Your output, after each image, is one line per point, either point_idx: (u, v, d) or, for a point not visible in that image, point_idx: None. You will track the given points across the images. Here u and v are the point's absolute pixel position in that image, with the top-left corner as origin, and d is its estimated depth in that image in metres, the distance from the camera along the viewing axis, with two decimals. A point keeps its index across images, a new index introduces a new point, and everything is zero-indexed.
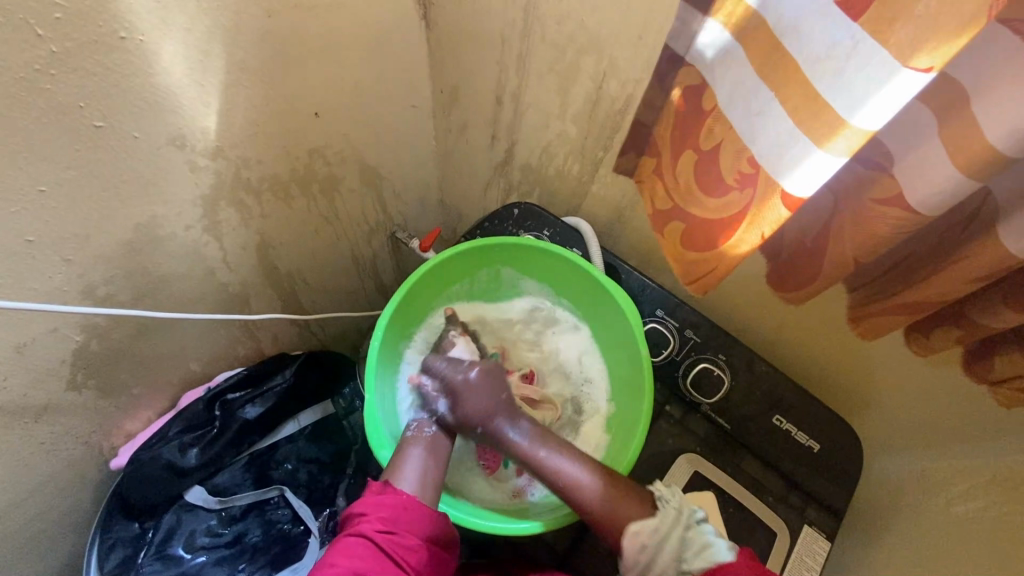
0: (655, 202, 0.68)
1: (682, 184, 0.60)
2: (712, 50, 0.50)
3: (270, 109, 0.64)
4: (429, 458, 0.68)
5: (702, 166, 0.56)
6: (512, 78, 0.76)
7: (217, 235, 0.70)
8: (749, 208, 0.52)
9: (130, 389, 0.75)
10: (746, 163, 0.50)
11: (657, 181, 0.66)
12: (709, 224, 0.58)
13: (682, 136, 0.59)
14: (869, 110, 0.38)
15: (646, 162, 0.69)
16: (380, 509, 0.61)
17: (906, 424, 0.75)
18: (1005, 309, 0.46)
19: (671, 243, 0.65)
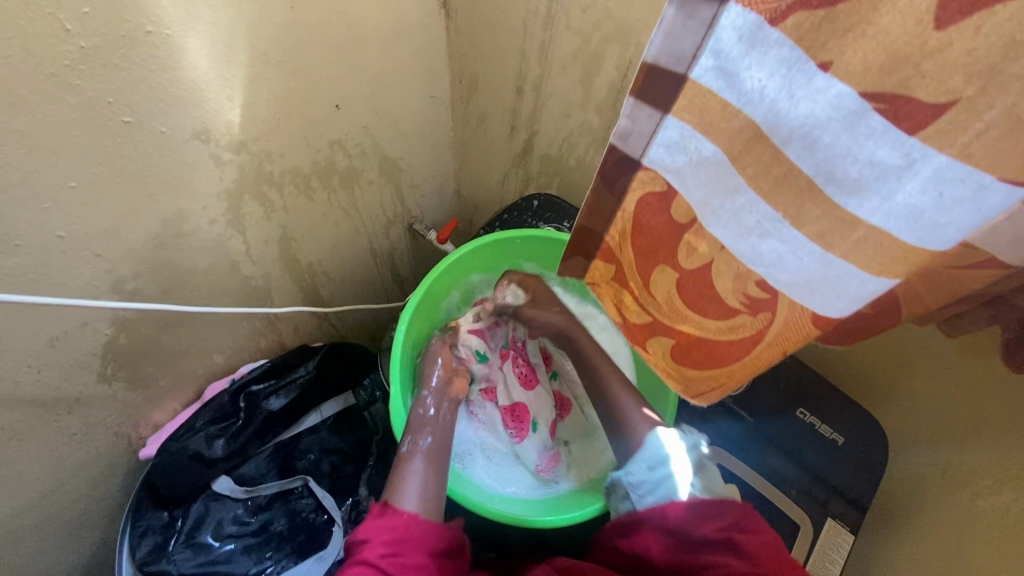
0: (627, 315, 0.51)
1: (660, 299, 0.47)
2: (667, 146, 0.37)
3: (292, 102, 0.64)
4: (429, 470, 0.63)
5: (689, 286, 0.44)
6: (534, 68, 0.75)
7: (240, 228, 0.71)
8: (760, 335, 0.41)
9: (157, 381, 0.76)
10: (753, 287, 0.39)
11: (618, 286, 0.50)
12: (705, 345, 0.46)
13: (652, 240, 0.44)
14: (954, 232, 0.29)
15: (596, 265, 0.50)
16: (383, 532, 0.54)
17: (934, 417, 0.74)
18: None
19: (663, 362, 0.51)
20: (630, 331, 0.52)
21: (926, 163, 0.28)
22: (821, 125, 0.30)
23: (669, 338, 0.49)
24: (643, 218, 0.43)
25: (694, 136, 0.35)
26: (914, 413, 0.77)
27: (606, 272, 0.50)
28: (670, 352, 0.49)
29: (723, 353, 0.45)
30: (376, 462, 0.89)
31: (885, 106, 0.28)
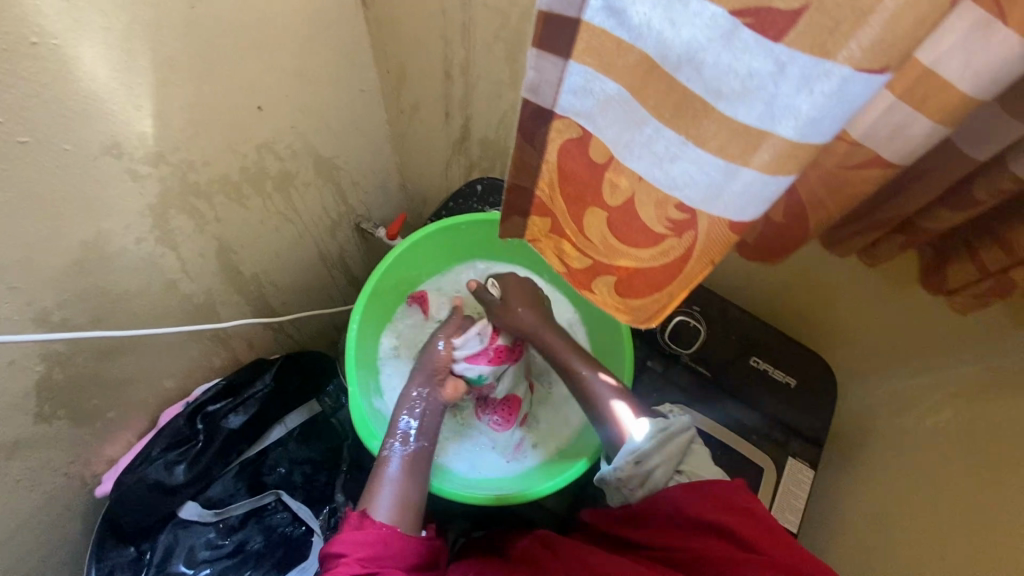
0: (569, 262, 0.53)
1: (597, 241, 0.47)
2: (574, 92, 0.38)
3: (209, 107, 0.61)
4: (408, 479, 0.63)
5: (617, 222, 0.44)
6: (459, 51, 0.75)
7: (172, 244, 0.68)
8: (689, 253, 0.42)
9: (104, 413, 0.73)
10: (675, 210, 0.40)
11: (555, 238, 0.52)
12: (643, 272, 0.46)
13: (578, 185, 0.45)
14: (830, 125, 0.30)
15: (533, 221, 0.53)
16: (359, 548, 0.55)
17: (874, 350, 0.79)
18: (948, 211, 0.47)
19: (610, 299, 0.52)
20: (573, 276, 0.54)
21: (796, 63, 0.28)
22: (704, 48, 0.30)
23: (609, 275, 0.50)
24: (566, 165, 0.45)
25: (594, 75, 0.36)
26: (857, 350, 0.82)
27: (541, 227, 0.52)
28: (615, 288, 0.51)
29: (660, 275, 0.45)
30: (348, 467, 0.88)
31: (753, 20, 0.28)
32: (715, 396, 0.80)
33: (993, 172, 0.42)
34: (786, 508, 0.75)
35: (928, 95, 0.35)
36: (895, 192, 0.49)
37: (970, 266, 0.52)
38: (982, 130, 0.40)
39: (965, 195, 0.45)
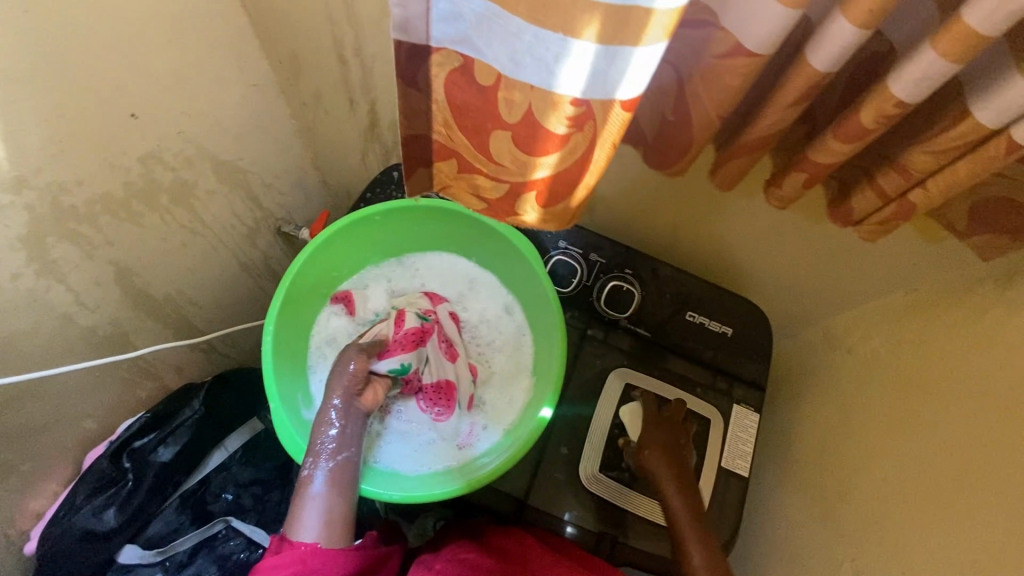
0: (486, 194, 0.54)
1: (506, 164, 0.48)
2: (445, 19, 0.38)
3: (71, 121, 0.56)
4: (334, 491, 0.58)
5: (522, 139, 0.44)
6: (348, 32, 0.71)
7: (59, 275, 0.62)
8: (591, 142, 0.43)
9: (18, 467, 0.68)
10: (568, 107, 0.39)
11: (467, 174, 0.52)
12: (555, 177, 0.48)
13: (472, 113, 0.45)
14: None
15: (438, 167, 0.53)
16: (277, 571, 0.52)
17: (801, 289, 0.82)
18: (835, 142, 0.48)
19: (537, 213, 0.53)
20: (497, 211, 0.55)
21: None
22: None
23: (529, 191, 0.51)
24: (455, 97, 0.44)
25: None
26: (786, 291, 0.84)
27: (448, 169, 0.52)
28: (539, 202, 0.51)
29: (572, 173, 0.47)
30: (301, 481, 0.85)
31: None
32: (656, 354, 0.81)
33: (877, 95, 0.43)
34: (735, 453, 0.77)
35: None
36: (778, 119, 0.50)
37: (869, 193, 0.53)
38: (832, 44, 0.41)
39: (848, 121, 0.46)
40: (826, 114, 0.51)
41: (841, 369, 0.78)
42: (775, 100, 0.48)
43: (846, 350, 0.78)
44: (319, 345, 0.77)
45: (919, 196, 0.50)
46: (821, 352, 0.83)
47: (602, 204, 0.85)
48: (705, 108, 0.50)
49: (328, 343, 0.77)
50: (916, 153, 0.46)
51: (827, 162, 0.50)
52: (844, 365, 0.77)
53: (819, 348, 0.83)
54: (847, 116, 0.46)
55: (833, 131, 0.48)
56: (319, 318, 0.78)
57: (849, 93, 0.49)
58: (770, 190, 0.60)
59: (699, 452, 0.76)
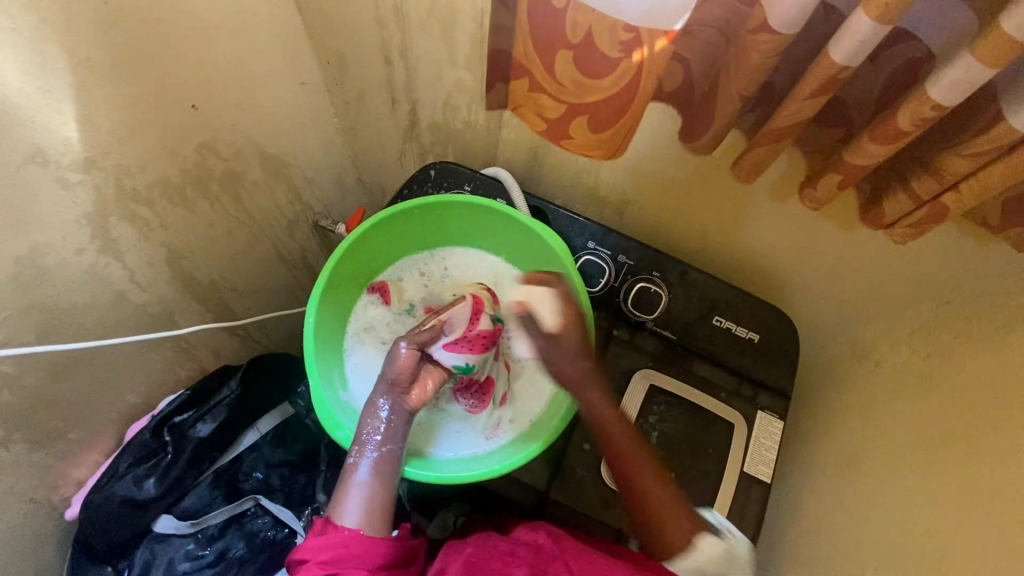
0: (547, 115, 0.66)
1: (566, 82, 0.60)
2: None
3: (139, 108, 0.60)
4: (376, 480, 0.65)
5: (584, 58, 0.56)
6: (395, 34, 0.74)
7: (117, 253, 0.66)
8: (638, 73, 0.54)
9: (65, 434, 0.71)
10: (623, 32, 0.51)
11: (535, 95, 0.65)
12: (606, 100, 0.58)
13: (546, 35, 0.57)
14: None
15: (516, 84, 0.67)
16: (319, 553, 0.60)
17: (829, 298, 0.82)
18: (870, 144, 0.50)
19: (584, 138, 0.65)
20: (552, 128, 0.67)
21: None
22: None
23: (581, 115, 0.62)
24: (533, 22, 0.57)
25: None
26: (814, 300, 0.84)
27: (521, 88, 0.66)
28: (588, 126, 0.63)
29: (620, 100, 0.57)
30: (328, 465, 0.88)
31: None
32: (681, 357, 0.82)
33: (913, 99, 0.44)
34: (759, 460, 0.76)
35: None
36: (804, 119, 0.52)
37: (903, 198, 0.54)
38: (861, 41, 0.42)
39: (882, 123, 0.48)
40: (861, 117, 0.52)
41: (869, 381, 0.77)
42: (813, 103, 0.49)
43: (873, 362, 0.78)
44: (356, 331, 0.80)
45: (952, 200, 0.50)
46: (847, 365, 0.82)
47: (632, 207, 0.86)
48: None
49: (365, 330, 0.80)
50: (951, 157, 0.47)
51: (860, 163, 0.52)
52: (872, 377, 0.77)
53: (846, 360, 0.83)
54: (883, 118, 0.48)
55: (867, 133, 0.50)
56: (357, 307, 0.81)
57: (886, 95, 0.50)
58: (804, 191, 0.62)
59: (723, 457, 0.76)
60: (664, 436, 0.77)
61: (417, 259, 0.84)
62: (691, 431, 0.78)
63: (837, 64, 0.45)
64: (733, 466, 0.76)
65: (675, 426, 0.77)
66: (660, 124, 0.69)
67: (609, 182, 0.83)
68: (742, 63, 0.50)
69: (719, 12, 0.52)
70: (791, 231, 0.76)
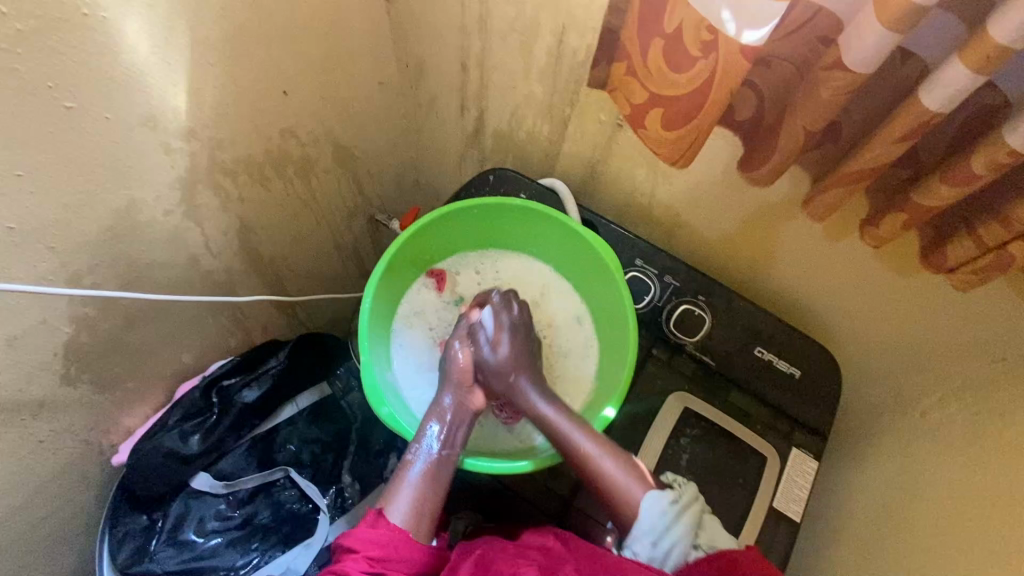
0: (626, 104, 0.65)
1: (653, 67, 0.58)
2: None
3: (240, 87, 0.65)
4: (427, 484, 0.65)
5: (670, 47, 0.55)
6: (476, 42, 0.79)
7: (197, 219, 0.71)
8: (711, 79, 0.53)
9: (124, 383, 0.75)
10: (707, 32, 0.51)
11: (627, 78, 0.63)
12: (679, 101, 0.57)
13: (649, 22, 0.56)
14: None
15: (619, 64, 0.64)
16: (369, 547, 0.58)
17: (876, 342, 0.81)
18: (941, 185, 0.50)
19: (656, 132, 0.62)
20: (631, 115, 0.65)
21: None
22: None
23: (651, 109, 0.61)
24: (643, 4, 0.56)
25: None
26: (860, 342, 0.83)
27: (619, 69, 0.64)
28: (659, 122, 0.61)
29: (689, 104, 0.57)
30: (356, 449, 0.92)
31: None
32: (718, 384, 0.81)
33: (989, 143, 0.45)
34: (789, 498, 0.74)
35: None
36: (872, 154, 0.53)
37: (969, 243, 0.54)
38: (948, 86, 0.43)
39: (955, 166, 0.48)
40: (931, 159, 0.53)
41: (911, 432, 0.75)
42: (887, 137, 0.50)
43: (918, 414, 0.75)
44: (407, 315, 0.84)
45: (1019, 249, 0.50)
46: (891, 414, 0.80)
47: (682, 230, 0.88)
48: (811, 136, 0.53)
49: (414, 315, 0.84)
50: (1022, 208, 0.47)
51: (928, 204, 0.52)
52: (914, 429, 0.75)
53: (889, 409, 0.81)
54: (955, 160, 0.48)
55: (939, 175, 0.50)
56: (411, 292, 0.85)
57: (958, 140, 0.50)
58: (865, 229, 0.63)
59: (752, 490, 0.75)
60: (694, 461, 0.76)
61: (470, 259, 0.88)
62: (721, 459, 0.76)
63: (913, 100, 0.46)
64: (762, 500, 0.74)
65: (705, 451, 0.77)
66: (722, 150, 0.71)
67: (663, 203, 0.84)
68: (815, 96, 0.51)
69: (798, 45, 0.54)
70: (844, 270, 0.75)
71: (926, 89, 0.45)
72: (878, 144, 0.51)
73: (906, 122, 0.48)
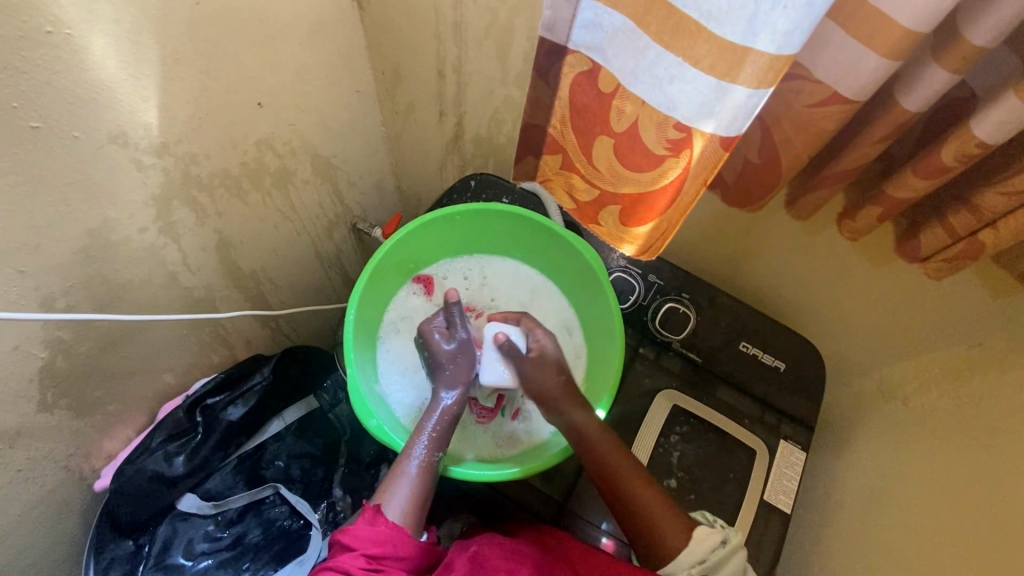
0: (579, 193, 0.69)
1: (607, 166, 0.61)
2: (585, 27, 0.51)
3: (213, 101, 0.64)
4: (424, 481, 0.65)
5: (623, 146, 0.57)
6: (451, 49, 0.78)
7: (174, 236, 0.69)
8: (686, 175, 0.55)
9: (104, 407, 0.73)
10: (674, 131, 0.51)
11: (567, 172, 0.68)
12: (645, 195, 0.60)
13: (586, 123, 0.59)
14: (798, 36, 0.39)
15: (546, 159, 0.70)
16: (366, 543, 0.59)
17: (856, 332, 0.82)
18: (913, 178, 0.51)
19: (617, 224, 0.67)
20: (584, 210, 0.70)
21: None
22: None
23: (615, 205, 0.65)
24: (577, 98, 0.58)
25: (603, 12, 0.49)
26: (841, 332, 0.84)
27: (554, 163, 0.69)
28: (620, 217, 0.66)
29: (657, 197, 0.59)
30: (346, 461, 0.91)
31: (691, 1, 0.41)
32: (706, 380, 0.82)
33: (958, 135, 0.46)
34: (780, 490, 0.75)
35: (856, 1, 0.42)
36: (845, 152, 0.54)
37: (940, 230, 0.55)
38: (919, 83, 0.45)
39: (926, 159, 0.49)
40: (903, 153, 0.54)
41: (894, 419, 0.77)
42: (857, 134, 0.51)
43: (900, 402, 0.77)
44: (394, 320, 0.83)
45: (988, 236, 0.51)
46: (873, 402, 0.82)
47: None
48: (785, 129, 0.54)
49: (401, 321, 0.84)
50: (989, 194, 0.49)
51: (903, 196, 0.54)
52: (897, 415, 0.77)
53: (871, 397, 0.83)
54: (925, 154, 0.49)
55: (910, 169, 0.51)
56: (397, 298, 0.84)
57: (925, 136, 0.52)
58: (843, 221, 0.64)
59: (743, 484, 0.75)
60: (685, 458, 0.77)
61: (458, 265, 0.88)
62: (712, 455, 0.77)
63: None
64: (752, 493, 0.75)
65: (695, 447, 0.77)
66: None
67: None
68: (787, 96, 0.52)
69: None
70: (823, 264, 0.76)
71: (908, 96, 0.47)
72: (861, 150, 0.53)
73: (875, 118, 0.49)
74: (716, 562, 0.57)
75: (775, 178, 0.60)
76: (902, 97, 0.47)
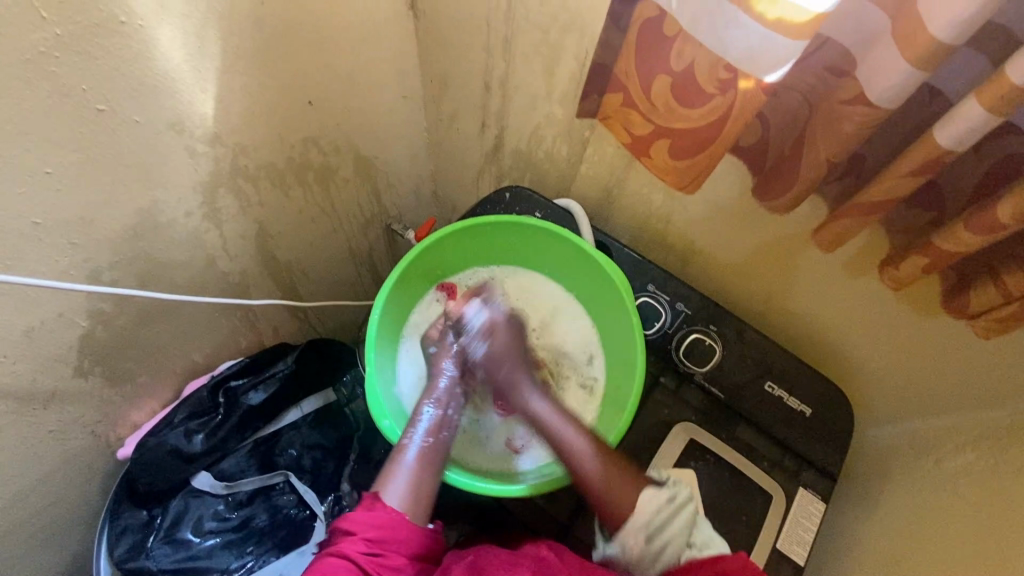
0: (634, 130, 0.65)
1: (660, 106, 0.59)
2: None
3: (264, 96, 0.66)
4: (424, 466, 0.65)
5: (680, 87, 0.55)
6: (499, 63, 0.80)
7: (216, 222, 0.72)
8: (728, 114, 0.53)
9: (135, 378, 0.76)
10: (722, 71, 0.51)
11: (625, 110, 0.64)
12: (693, 132, 0.58)
13: (647, 62, 0.57)
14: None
15: (608, 98, 0.66)
16: (368, 530, 0.60)
17: (889, 384, 0.79)
18: (964, 232, 0.49)
19: (663, 162, 0.64)
20: (638, 146, 0.66)
21: None
22: None
23: (664, 139, 0.62)
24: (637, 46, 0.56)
25: None
26: (873, 383, 0.81)
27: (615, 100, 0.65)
28: (669, 154, 0.63)
29: (702, 135, 0.57)
30: (356, 457, 0.90)
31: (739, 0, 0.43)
32: (726, 417, 0.79)
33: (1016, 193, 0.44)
34: (795, 541, 0.72)
35: (914, 41, 0.41)
36: (892, 194, 0.51)
37: (993, 289, 0.53)
38: (975, 130, 0.42)
39: (979, 215, 0.47)
40: (956, 203, 0.52)
41: (926, 479, 0.73)
42: (905, 177, 0.49)
43: (933, 462, 0.73)
44: (417, 324, 0.84)
45: None
46: (904, 459, 0.78)
47: (697, 257, 0.87)
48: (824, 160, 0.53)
49: (424, 326, 0.84)
50: None
51: (951, 248, 0.51)
52: (928, 476, 0.73)
53: (902, 454, 0.79)
54: (981, 208, 0.47)
55: (961, 221, 0.49)
56: (420, 304, 0.85)
57: (980, 189, 0.50)
58: (885, 267, 0.62)
59: (756, 529, 0.72)
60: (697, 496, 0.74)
61: (483, 279, 0.88)
62: (726, 494, 0.74)
63: (940, 145, 0.45)
64: (765, 539, 0.72)
65: (709, 484, 0.75)
66: (740, 182, 0.70)
67: (678, 229, 0.84)
68: (837, 132, 0.50)
69: (809, 81, 0.54)
70: (861, 309, 0.74)
71: (943, 131, 0.44)
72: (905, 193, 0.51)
73: (929, 165, 0.47)
74: (667, 513, 0.60)
75: (809, 187, 0.57)
76: (935, 127, 0.45)
